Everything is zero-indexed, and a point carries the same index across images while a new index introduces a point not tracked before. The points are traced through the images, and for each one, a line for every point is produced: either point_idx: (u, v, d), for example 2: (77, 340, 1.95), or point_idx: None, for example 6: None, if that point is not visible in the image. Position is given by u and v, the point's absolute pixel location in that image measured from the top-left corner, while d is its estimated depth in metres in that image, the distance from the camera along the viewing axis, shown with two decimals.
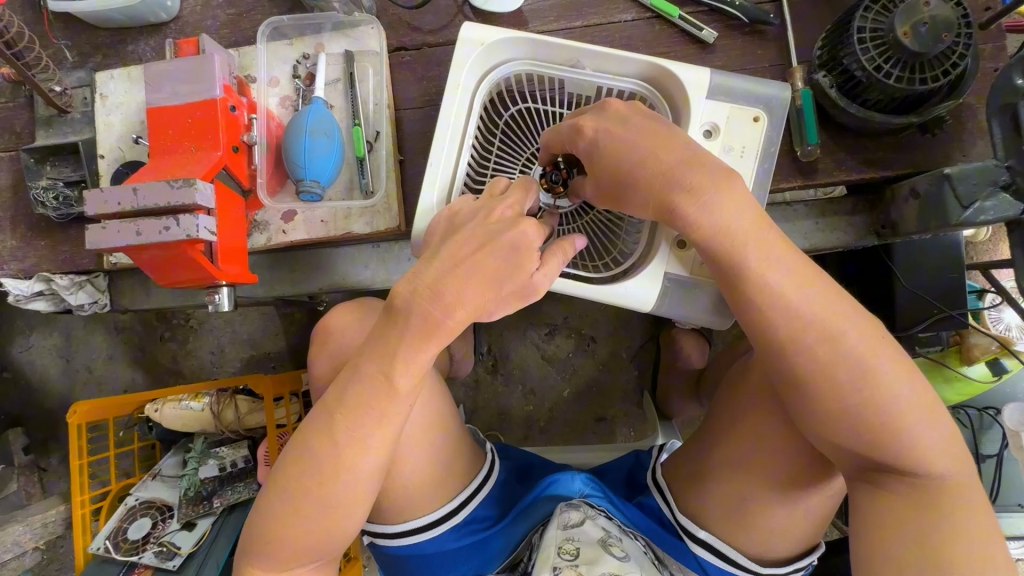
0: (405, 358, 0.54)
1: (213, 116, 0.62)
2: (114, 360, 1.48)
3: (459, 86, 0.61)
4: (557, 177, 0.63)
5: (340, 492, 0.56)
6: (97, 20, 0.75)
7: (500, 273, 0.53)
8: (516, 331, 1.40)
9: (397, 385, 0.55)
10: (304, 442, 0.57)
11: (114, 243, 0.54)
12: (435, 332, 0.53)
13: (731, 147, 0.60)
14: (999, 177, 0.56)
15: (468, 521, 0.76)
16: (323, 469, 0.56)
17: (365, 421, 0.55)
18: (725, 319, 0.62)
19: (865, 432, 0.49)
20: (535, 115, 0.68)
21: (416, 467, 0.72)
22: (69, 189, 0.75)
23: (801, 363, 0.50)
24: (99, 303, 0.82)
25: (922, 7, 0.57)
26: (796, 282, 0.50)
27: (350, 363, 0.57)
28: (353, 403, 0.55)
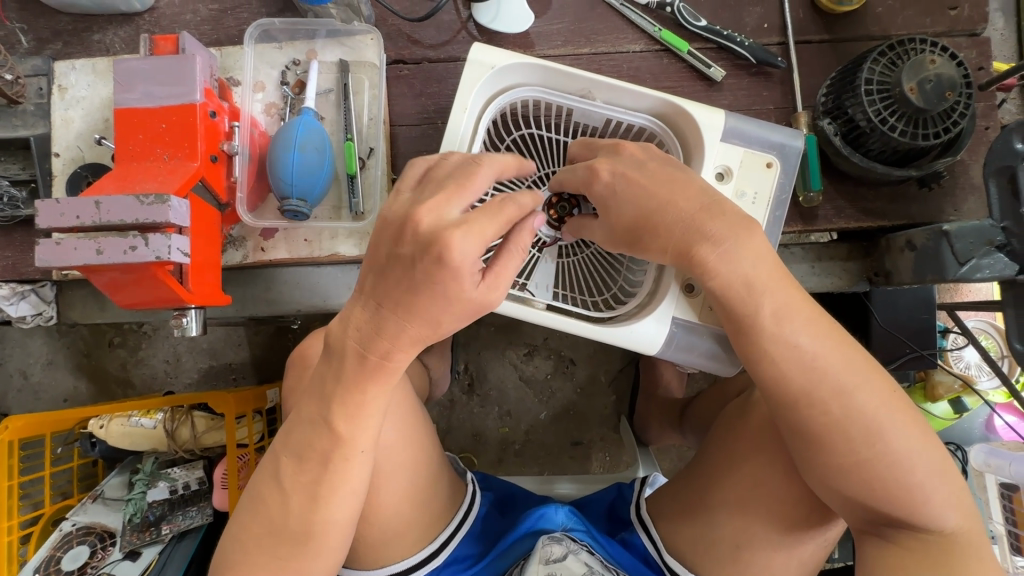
0: (359, 399, 0.50)
1: (191, 122, 0.57)
2: (56, 365, 1.39)
3: (465, 108, 0.57)
4: (562, 209, 0.62)
5: (296, 543, 0.51)
6: (59, 4, 0.68)
7: (439, 302, 0.45)
8: (494, 349, 1.38)
9: (337, 432, 0.50)
10: (256, 487, 0.53)
11: (69, 261, 0.48)
12: (378, 371, 0.48)
13: (743, 193, 0.59)
14: (994, 238, 0.58)
15: (448, 562, 0.72)
16: (277, 515, 0.51)
17: (310, 467, 0.50)
18: (730, 366, 0.60)
19: (871, 486, 0.50)
20: (539, 143, 0.66)
21: (392, 510, 0.67)
22: (16, 189, 0.68)
23: (813, 417, 0.50)
24: (43, 315, 0.73)
25: (929, 65, 0.58)
26: (809, 335, 0.51)
27: (298, 404, 0.52)
28: (306, 447, 0.51)
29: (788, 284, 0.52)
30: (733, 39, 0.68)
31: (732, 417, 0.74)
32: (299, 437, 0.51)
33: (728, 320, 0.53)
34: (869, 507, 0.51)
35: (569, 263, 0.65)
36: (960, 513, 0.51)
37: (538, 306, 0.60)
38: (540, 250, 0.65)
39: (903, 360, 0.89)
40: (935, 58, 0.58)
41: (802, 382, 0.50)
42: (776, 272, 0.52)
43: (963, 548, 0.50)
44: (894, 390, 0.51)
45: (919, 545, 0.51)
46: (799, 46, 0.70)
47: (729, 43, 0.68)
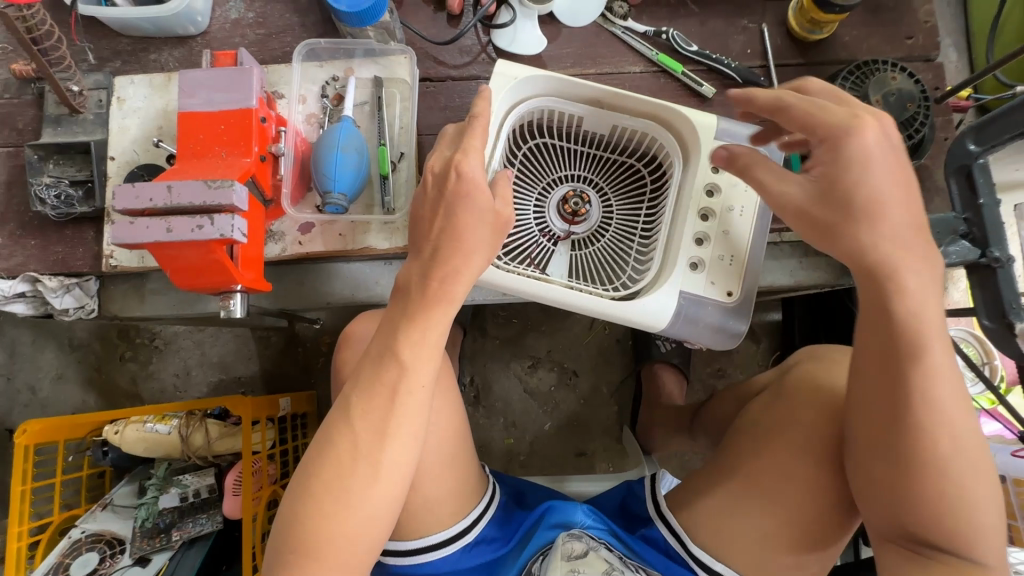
0: (423, 328, 0.57)
1: (247, 124, 0.64)
2: (66, 379, 1.41)
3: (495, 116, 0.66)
4: (573, 206, 0.70)
5: (361, 483, 0.55)
6: (122, 28, 0.76)
7: (470, 221, 0.56)
8: (499, 361, 1.42)
9: (402, 361, 0.56)
10: (335, 446, 0.56)
11: (139, 238, 0.53)
12: (438, 302, 0.57)
13: (736, 183, 0.67)
14: (958, 228, 0.65)
15: (478, 540, 0.76)
16: (339, 458, 0.56)
17: (378, 403, 0.56)
18: (730, 336, 0.66)
19: (930, 501, 0.52)
20: (552, 149, 0.73)
21: (435, 485, 0.71)
22: (73, 188, 0.73)
23: (926, 436, 0.51)
24: (84, 309, 0.77)
25: (891, 81, 0.69)
26: (937, 352, 0.51)
27: (389, 379, 0.56)
28: (390, 412, 0.55)
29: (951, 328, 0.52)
30: (720, 62, 0.78)
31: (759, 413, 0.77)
32: (362, 386, 0.57)
33: (881, 339, 0.53)
34: (921, 527, 0.53)
35: (583, 254, 0.72)
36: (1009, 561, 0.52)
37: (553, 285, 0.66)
38: (555, 243, 0.72)
39: None
40: (896, 76, 0.69)
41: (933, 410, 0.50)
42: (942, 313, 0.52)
43: None
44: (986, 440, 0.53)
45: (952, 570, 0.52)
46: (778, 68, 0.80)
47: (716, 65, 0.78)
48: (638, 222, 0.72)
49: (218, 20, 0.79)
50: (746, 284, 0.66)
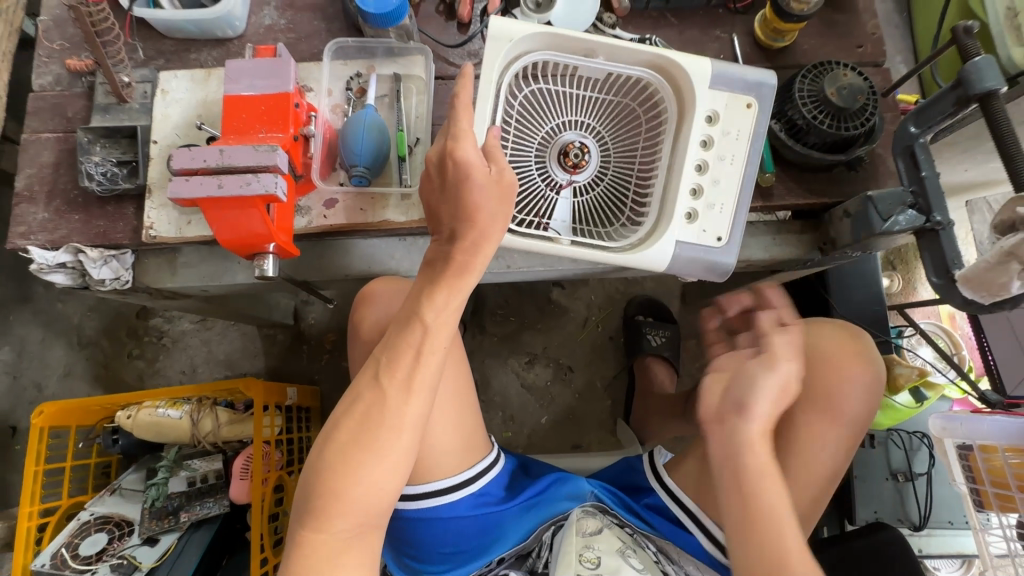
0: (444, 296, 0.66)
1: (284, 106, 0.72)
2: (72, 376, 1.43)
3: (490, 81, 0.73)
4: (574, 155, 0.75)
5: (384, 433, 0.62)
6: (167, 29, 0.85)
7: (477, 205, 0.65)
8: (497, 358, 1.48)
9: (426, 321, 0.65)
10: (362, 402, 0.63)
11: (194, 193, 0.62)
12: (464, 274, 0.67)
13: (727, 132, 0.76)
14: (906, 200, 0.74)
15: (482, 492, 0.83)
16: (362, 419, 0.62)
17: (405, 362, 0.64)
18: (721, 273, 0.77)
19: (763, 552, 0.62)
20: (550, 97, 0.77)
21: (444, 432, 0.79)
22: (118, 168, 0.81)
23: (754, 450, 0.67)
24: (120, 279, 0.83)
25: (843, 77, 0.79)
26: (770, 469, 0.66)
27: (425, 351, 0.64)
28: (411, 376, 0.64)
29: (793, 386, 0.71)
30: None
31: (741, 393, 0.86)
32: (384, 355, 0.64)
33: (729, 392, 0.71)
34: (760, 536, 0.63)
35: (586, 200, 0.78)
36: None
37: (561, 243, 0.74)
38: (558, 191, 0.77)
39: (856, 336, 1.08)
40: (846, 73, 0.79)
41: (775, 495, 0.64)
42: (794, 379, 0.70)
43: None
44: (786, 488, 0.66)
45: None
46: None
47: None
48: (634, 167, 0.79)
49: (253, 24, 0.88)
50: (732, 228, 0.76)
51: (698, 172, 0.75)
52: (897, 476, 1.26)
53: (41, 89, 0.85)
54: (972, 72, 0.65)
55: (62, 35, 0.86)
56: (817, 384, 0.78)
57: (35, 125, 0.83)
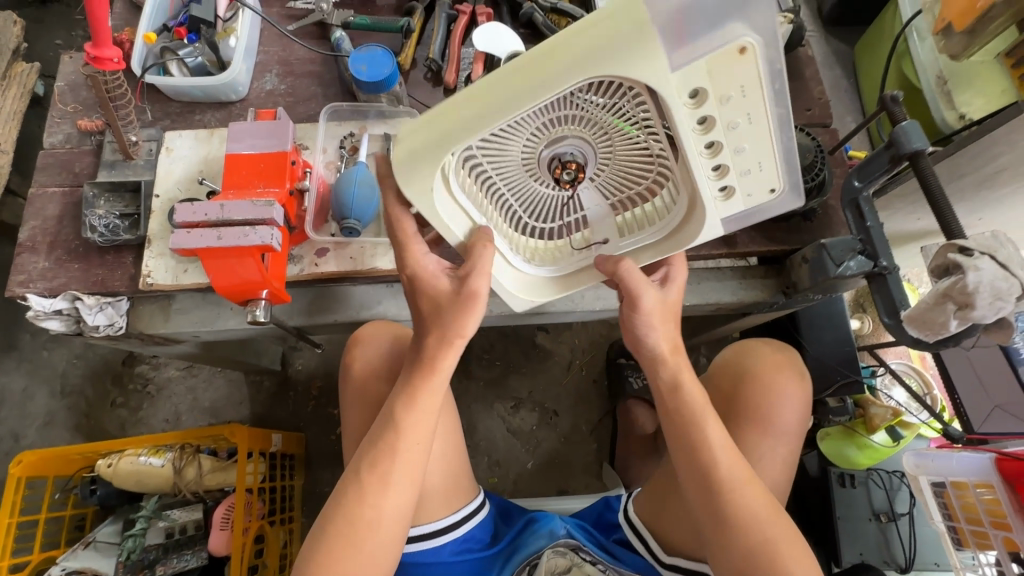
0: (419, 392, 0.69)
1: (282, 163, 0.78)
2: (51, 426, 1.42)
3: (440, 202, 0.64)
4: (569, 175, 0.63)
5: (366, 529, 0.65)
6: (175, 93, 0.92)
7: (438, 303, 0.69)
8: (483, 402, 1.50)
9: (400, 419, 0.68)
10: (344, 493, 0.67)
11: (195, 244, 0.67)
12: (434, 371, 0.70)
13: (729, 97, 0.54)
14: (856, 247, 0.81)
15: (468, 538, 0.85)
16: (353, 513, 0.65)
17: (384, 456, 0.67)
18: (797, 198, 0.66)
19: (731, 522, 0.65)
20: (495, 142, 0.59)
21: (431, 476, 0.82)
22: (120, 220, 0.85)
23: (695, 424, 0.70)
24: (113, 326, 0.85)
25: None
26: (710, 427, 0.70)
27: (400, 443, 0.68)
28: (387, 466, 0.67)
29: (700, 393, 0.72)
30: None
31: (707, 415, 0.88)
32: (370, 444, 0.68)
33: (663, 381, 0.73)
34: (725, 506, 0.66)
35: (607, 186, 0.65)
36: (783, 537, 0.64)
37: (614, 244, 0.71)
38: (573, 194, 0.66)
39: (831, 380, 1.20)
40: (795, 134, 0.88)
41: (750, 498, 0.66)
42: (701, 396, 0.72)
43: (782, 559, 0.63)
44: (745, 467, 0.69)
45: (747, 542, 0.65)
46: None
47: None
48: (644, 163, 0.62)
49: (255, 89, 0.95)
50: (785, 170, 0.62)
51: (708, 155, 0.59)
52: (880, 516, 1.27)
53: (51, 147, 0.90)
54: (901, 135, 0.72)
55: (76, 98, 0.93)
56: (751, 399, 0.82)
57: (42, 180, 0.88)
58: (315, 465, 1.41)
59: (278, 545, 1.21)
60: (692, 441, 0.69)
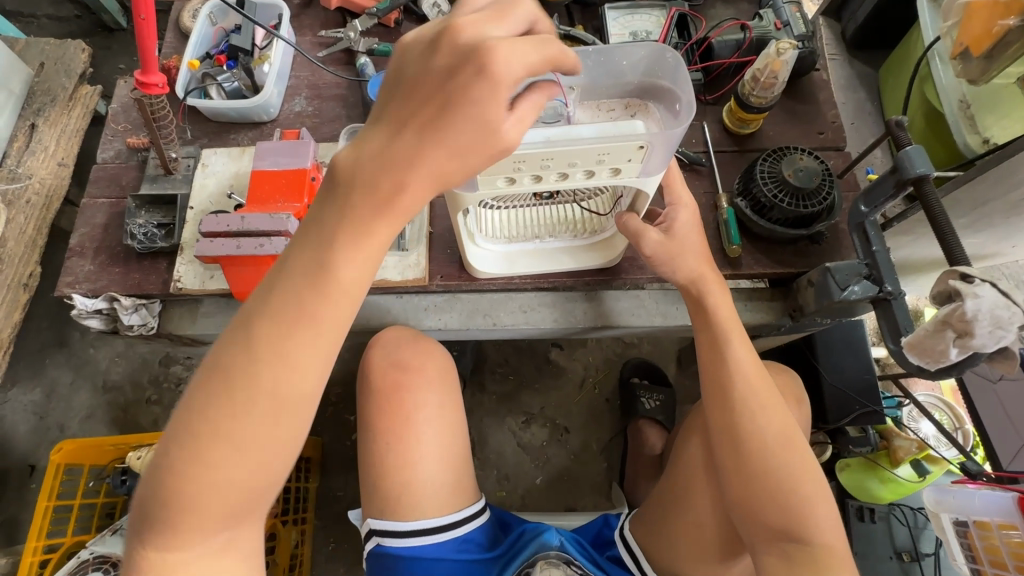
0: (295, 315, 0.52)
1: (301, 179, 0.84)
2: (92, 419, 1.52)
3: (495, 258, 0.87)
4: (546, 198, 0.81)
5: (186, 479, 0.52)
6: (213, 114, 1.00)
7: (362, 210, 0.52)
8: (495, 417, 1.51)
9: (251, 344, 0.52)
10: (167, 437, 0.53)
11: (218, 253, 0.74)
12: (331, 282, 0.53)
13: (576, 163, 0.61)
14: (861, 271, 0.80)
15: (467, 538, 0.87)
16: (199, 424, 0.52)
17: (220, 400, 0.52)
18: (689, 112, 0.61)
19: (747, 456, 0.74)
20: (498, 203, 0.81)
21: (429, 471, 0.86)
22: (157, 229, 0.93)
23: (730, 364, 0.79)
24: (147, 326, 0.93)
25: (799, 161, 0.87)
26: (741, 364, 0.79)
27: (247, 370, 0.52)
28: (220, 413, 0.52)
29: (739, 339, 0.81)
30: None
31: (686, 433, 0.93)
32: (215, 368, 0.53)
33: (705, 333, 0.82)
34: (741, 443, 0.74)
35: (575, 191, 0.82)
36: (804, 475, 0.72)
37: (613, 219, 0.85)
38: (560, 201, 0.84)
39: (855, 414, 1.20)
40: (802, 158, 0.88)
41: (762, 426, 0.75)
42: (738, 336, 0.81)
43: (797, 495, 0.70)
44: (775, 403, 0.77)
45: (763, 481, 0.72)
46: (717, 154, 1.00)
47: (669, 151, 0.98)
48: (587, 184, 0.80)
49: (285, 111, 1.03)
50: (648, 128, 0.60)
51: (613, 175, 0.65)
52: (902, 555, 1.22)
53: (104, 162, 1.00)
54: (905, 160, 0.71)
55: (127, 118, 1.02)
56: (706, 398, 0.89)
57: (93, 192, 0.97)
58: (330, 470, 1.46)
59: (289, 545, 1.26)
60: (720, 375, 0.79)
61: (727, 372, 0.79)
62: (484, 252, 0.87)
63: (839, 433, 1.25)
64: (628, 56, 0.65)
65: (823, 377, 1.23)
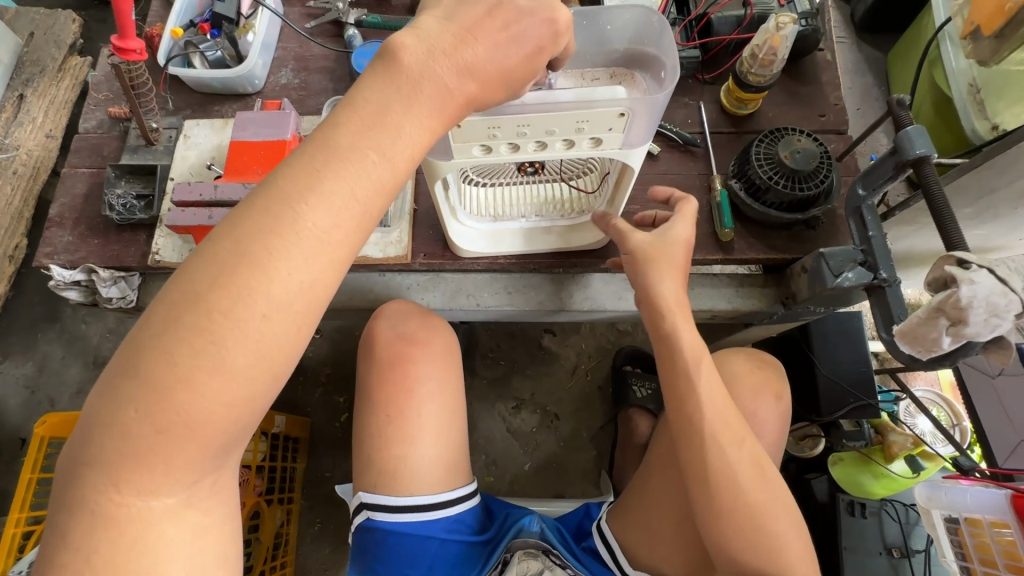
0: (266, 261, 0.44)
1: (281, 152, 0.82)
2: (83, 395, 1.52)
3: (477, 236, 0.85)
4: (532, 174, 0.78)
5: (150, 443, 0.44)
6: (196, 85, 0.98)
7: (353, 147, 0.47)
8: (485, 402, 1.50)
9: (224, 290, 0.44)
10: (116, 398, 0.44)
11: (188, 222, 0.74)
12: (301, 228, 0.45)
13: (555, 132, 0.59)
14: (856, 257, 0.77)
15: (459, 518, 0.86)
16: (161, 375, 0.43)
17: (186, 351, 0.43)
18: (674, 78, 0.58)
19: (715, 495, 0.70)
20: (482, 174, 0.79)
21: (426, 450, 0.84)
22: (137, 201, 0.91)
23: (695, 391, 0.72)
24: (126, 299, 0.92)
25: (796, 142, 0.83)
26: (706, 389, 0.72)
27: (216, 325, 0.44)
28: (186, 366, 0.43)
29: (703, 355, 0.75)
30: (665, 126, 0.94)
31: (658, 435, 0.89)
32: (212, 263, 0.44)
33: (662, 352, 0.76)
34: (710, 482, 0.70)
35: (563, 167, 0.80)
36: (770, 509, 0.70)
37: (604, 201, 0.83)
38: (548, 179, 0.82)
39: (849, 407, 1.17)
40: (800, 138, 0.84)
41: (732, 460, 0.70)
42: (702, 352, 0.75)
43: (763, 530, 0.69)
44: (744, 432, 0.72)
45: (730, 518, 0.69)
46: (713, 135, 0.97)
47: (663, 131, 0.95)
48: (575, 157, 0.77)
49: (270, 83, 1.00)
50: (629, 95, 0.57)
51: (595, 146, 0.62)
52: (892, 551, 1.19)
53: (86, 131, 0.98)
54: (905, 140, 0.68)
55: (109, 87, 1.00)
56: None
57: (74, 162, 0.95)
58: (318, 451, 1.45)
59: (273, 524, 1.26)
60: (685, 406, 0.73)
61: (694, 407, 0.72)
62: (468, 230, 0.85)
63: (834, 426, 1.26)
64: (614, 20, 0.63)
65: (818, 368, 1.20)
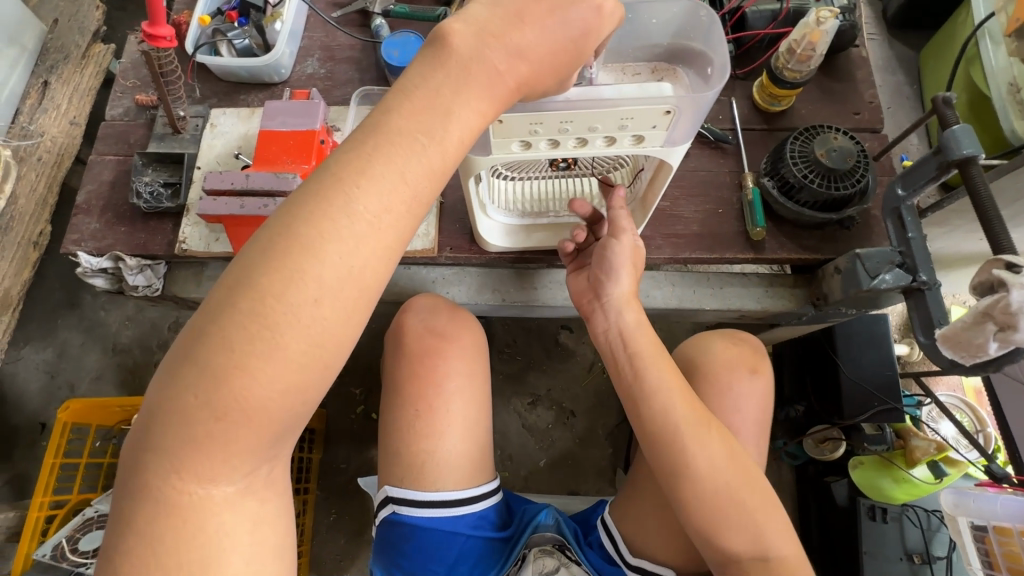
0: (318, 246, 0.43)
1: (311, 141, 0.81)
2: (101, 381, 1.53)
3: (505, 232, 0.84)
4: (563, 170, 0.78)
5: (210, 429, 0.43)
6: (223, 73, 0.98)
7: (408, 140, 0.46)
8: (501, 397, 1.49)
9: (270, 275, 0.43)
10: (176, 381, 0.43)
11: (221, 211, 0.73)
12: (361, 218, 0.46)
13: (597, 128, 0.58)
14: (894, 259, 0.75)
15: (481, 513, 0.86)
16: (220, 362, 0.42)
17: (243, 334, 0.43)
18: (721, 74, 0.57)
19: (691, 503, 0.66)
20: (512, 171, 0.79)
21: (453, 445, 0.83)
22: (163, 189, 0.91)
23: (652, 398, 0.70)
24: (151, 287, 0.92)
25: (833, 140, 0.81)
26: (662, 391, 0.70)
27: (271, 307, 0.43)
28: (242, 347, 0.42)
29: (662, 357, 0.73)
30: None
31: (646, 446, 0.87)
32: (268, 248, 0.44)
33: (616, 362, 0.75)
34: (684, 489, 0.66)
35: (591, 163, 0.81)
36: (759, 509, 0.65)
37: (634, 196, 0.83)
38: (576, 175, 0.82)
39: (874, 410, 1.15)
40: (836, 137, 0.82)
41: (705, 462, 0.66)
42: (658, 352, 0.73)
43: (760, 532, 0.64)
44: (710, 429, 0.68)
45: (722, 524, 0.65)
46: (745, 131, 0.95)
47: None
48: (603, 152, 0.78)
49: (297, 72, 1.00)
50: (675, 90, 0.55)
51: (636, 143, 0.61)
52: (912, 557, 1.17)
53: (112, 119, 0.98)
54: (950, 140, 0.66)
55: (136, 75, 1.00)
56: None
57: (101, 149, 0.95)
58: (334, 442, 1.45)
59: None
60: (643, 414, 0.70)
61: (651, 415, 0.69)
62: (496, 224, 0.83)
63: (855, 429, 1.22)
64: (658, 14, 0.62)
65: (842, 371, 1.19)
